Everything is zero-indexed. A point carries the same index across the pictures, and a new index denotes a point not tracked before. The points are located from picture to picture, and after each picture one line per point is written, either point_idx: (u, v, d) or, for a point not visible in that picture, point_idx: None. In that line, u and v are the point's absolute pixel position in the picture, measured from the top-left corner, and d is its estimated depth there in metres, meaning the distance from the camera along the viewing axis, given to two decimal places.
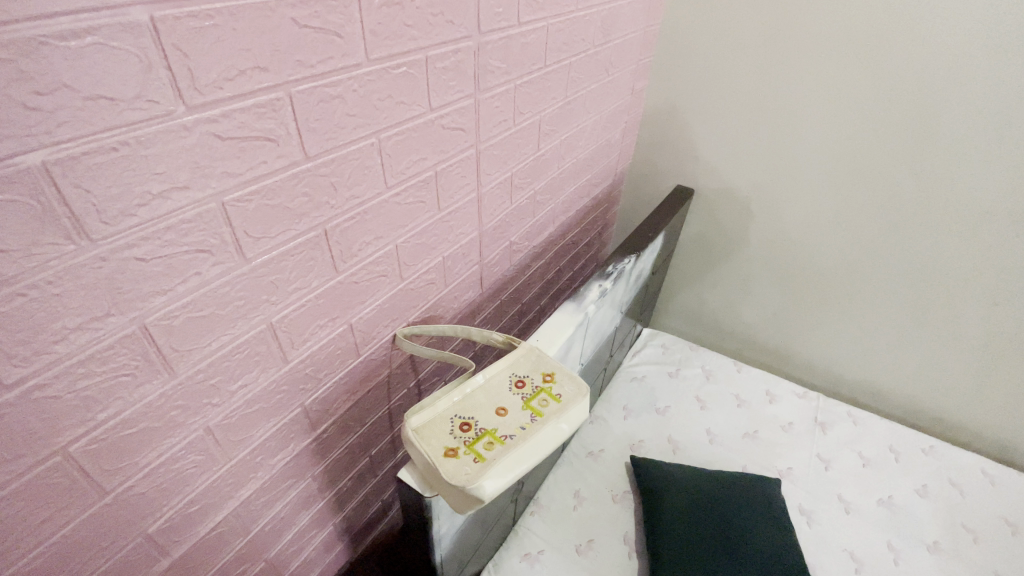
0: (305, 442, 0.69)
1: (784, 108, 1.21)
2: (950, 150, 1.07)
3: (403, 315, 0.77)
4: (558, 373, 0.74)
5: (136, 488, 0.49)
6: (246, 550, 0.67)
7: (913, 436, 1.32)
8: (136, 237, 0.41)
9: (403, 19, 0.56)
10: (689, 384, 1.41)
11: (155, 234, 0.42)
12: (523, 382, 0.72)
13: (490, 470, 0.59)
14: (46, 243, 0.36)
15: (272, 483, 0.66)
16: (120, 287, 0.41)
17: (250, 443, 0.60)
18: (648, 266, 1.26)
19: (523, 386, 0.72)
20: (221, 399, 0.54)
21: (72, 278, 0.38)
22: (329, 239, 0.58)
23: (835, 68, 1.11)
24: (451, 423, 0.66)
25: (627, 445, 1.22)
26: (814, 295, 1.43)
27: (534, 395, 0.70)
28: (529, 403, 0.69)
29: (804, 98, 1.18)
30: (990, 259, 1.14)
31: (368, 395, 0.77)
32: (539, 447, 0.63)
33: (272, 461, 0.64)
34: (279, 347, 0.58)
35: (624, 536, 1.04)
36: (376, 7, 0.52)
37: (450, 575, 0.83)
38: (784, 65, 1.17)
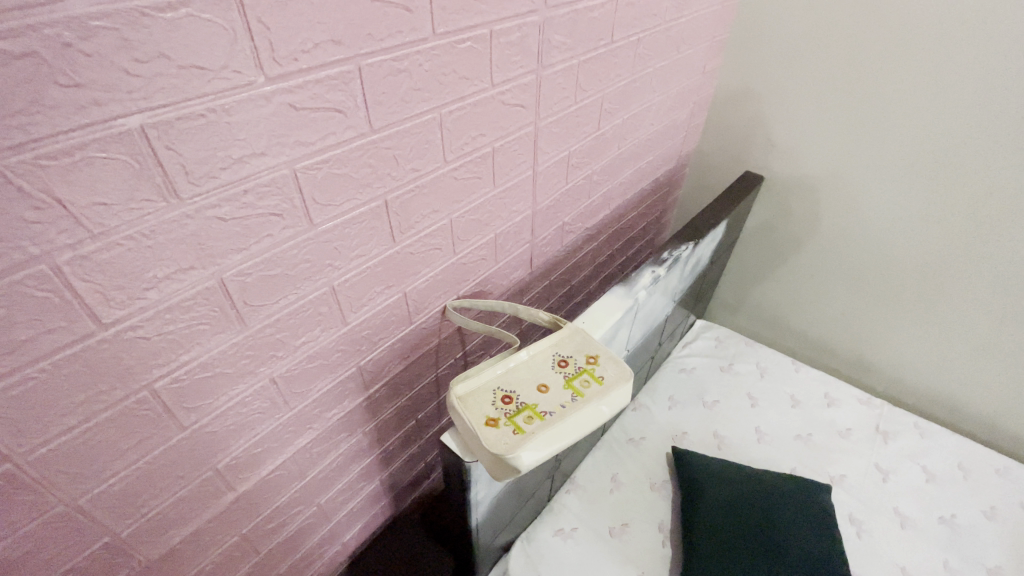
0: (357, 400, 0.73)
1: (871, 93, 1.12)
2: None
3: (454, 288, 0.79)
4: (603, 356, 0.74)
5: (210, 426, 0.54)
6: (301, 494, 0.73)
7: (989, 454, 1.22)
8: (218, 198, 0.44)
9: None
10: (741, 379, 1.36)
11: (234, 196, 0.45)
12: (566, 361, 0.73)
13: (528, 442, 0.60)
14: (142, 200, 0.40)
15: (326, 435, 0.71)
16: (203, 243, 0.45)
17: (309, 397, 0.64)
18: (707, 254, 1.21)
19: (566, 365, 0.72)
20: (286, 353, 0.58)
21: (162, 233, 0.42)
22: (389, 210, 0.61)
23: (931, 49, 1.01)
24: (494, 395, 0.68)
25: (670, 435, 1.20)
26: (889, 298, 1.33)
27: (577, 375, 0.71)
28: (571, 382, 0.69)
29: (895, 84, 1.08)
30: None
31: (418, 362, 0.81)
32: (578, 427, 0.64)
33: (327, 414, 0.69)
34: (339, 310, 0.61)
35: (659, 524, 1.03)
36: None
37: (484, 539, 0.87)
38: (872, 45, 1.08)
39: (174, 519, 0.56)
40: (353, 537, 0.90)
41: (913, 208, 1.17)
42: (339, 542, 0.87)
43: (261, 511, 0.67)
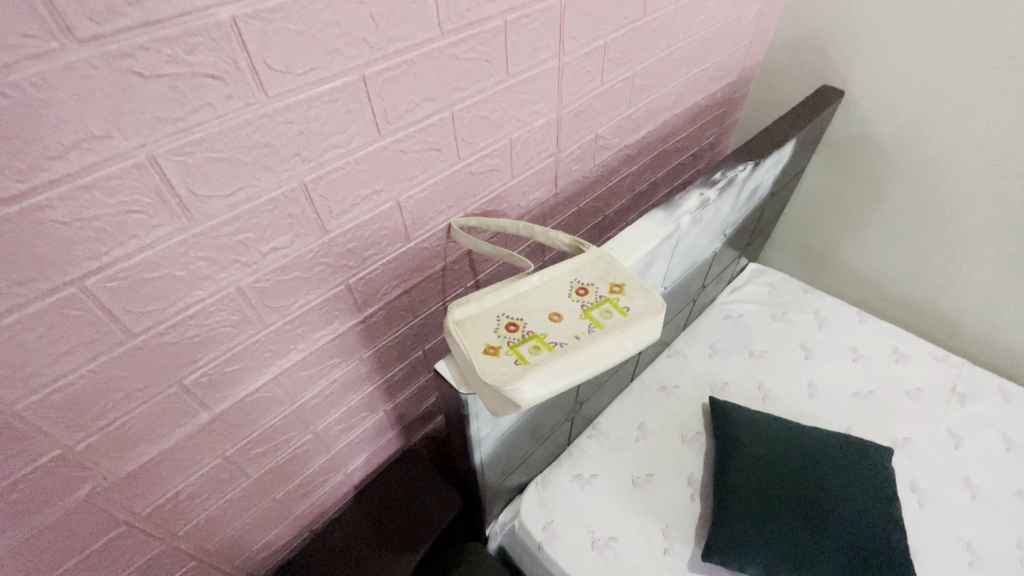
0: (350, 323, 0.65)
1: None
2: None
3: (461, 203, 0.68)
4: (630, 285, 0.61)
5: (166, 335, 0.48)
6: (292, 421, 0.67)
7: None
8: (130, 45, 0.35)
9: None
10: (795, 329, 1.21)
11: (153, 46, 0.36)
12: (586, 289, 0.61)
13: (532, 374, 0.51)
14: (22, 35, 0.31)
15: (316, 359, 0.64)
16: (119, 105, 0.37)
17: (289, 313, 0.57)
18: (767, 182, 1.03)
19: (585, 293, 0.61)
20: (253, 259, 0.50)
21: (59, 85, 0.34)
22: (370, 90, 0.50)
23: None
24: (498, 321, 0.58)
25: (707, 385, 1.09)
26: (983, 248, 1.12)
27: (596, 305, 0.59)
28: (589, 312, 0.58)
29: None
30: None
31: (420, 286, 0.72)
32: (595, 361, 0.54)
33: (315, 335, 0.62)
34: (315, 213, 0.53)
35: (688, 477, 0.94)
36: None
37: (491, 479, 0.80)
38: None
39: (140, 435, 0.51)
40: (359, 468, 0.86)
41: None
42: (342, 472, 0.83)
43: (246, 434, 0.62)
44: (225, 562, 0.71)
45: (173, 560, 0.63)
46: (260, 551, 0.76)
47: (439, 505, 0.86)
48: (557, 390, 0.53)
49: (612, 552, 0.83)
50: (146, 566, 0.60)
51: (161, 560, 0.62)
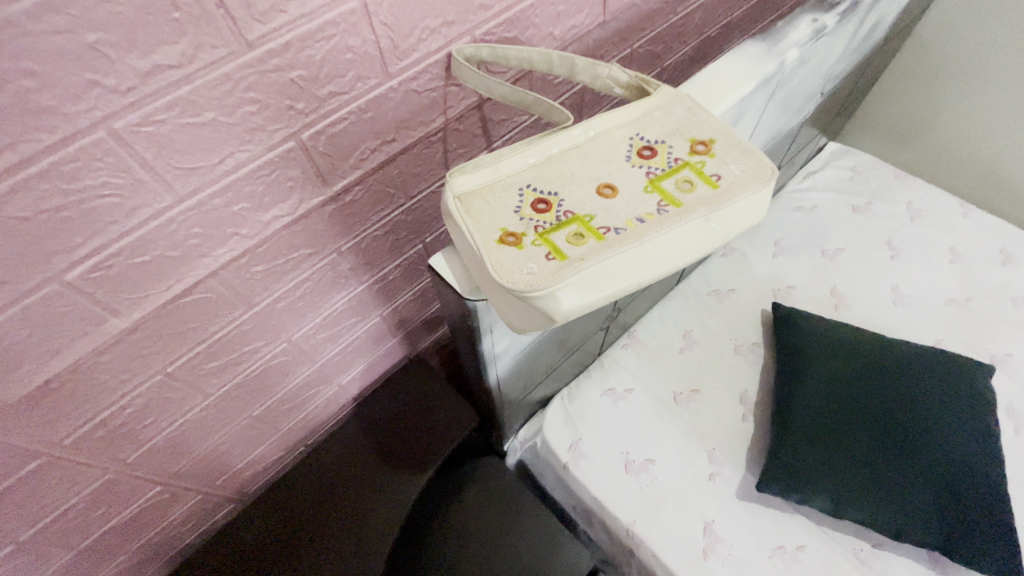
0: (317, 203, 0.47)
1: None
2: None
3: (466, 21, 0.46)
4: (721, 142, 0.41)
5: (6, 206, 0.31)
6: (258, 332, 0.52)
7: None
8: None
9: None
10: (880, 224, 0.99)
11: None
12: (654, 148, 0.41)
13: (573, 271, 0.33)
14: None
15: (274, 251, 0.47)
16: None
17: (217, 180, 0.39)
18: (888, 17, 0.76)
19: (652, 155, 0.40)
20: (126, 84, 0.31)
21: None
22: None
23: None
24: (522, 196, 0.39)
25: (769, 289, 0.91)
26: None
27: (670, 172, 0.39)
28: (659, 183, 0.39)
29: None
30: None
31: (414, 153, 0.52)
32: (665, 255, 0.36)
33: (264, 217, 0.44)
34: (222, 8, 0.32)
35: (741, 394, 0.79)
36: None
37: (509, 396, 0.66)
38: None
39: (19, 351, 0.37)
40: (357, 378, 0.74)
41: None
42: (336, 384, 0.70)
43: (192, 346, 0.47)
44: (205, 483, 0.62)
45: (130, 485, 0.53)
46: (245, 470, 0.66)
47: (449, 423, 0.74)
48: (606, 296, 0.35)
49: (648, 476, 0.71)
50: (93, 496, 0.50)
51: (113, 486, 0.51)
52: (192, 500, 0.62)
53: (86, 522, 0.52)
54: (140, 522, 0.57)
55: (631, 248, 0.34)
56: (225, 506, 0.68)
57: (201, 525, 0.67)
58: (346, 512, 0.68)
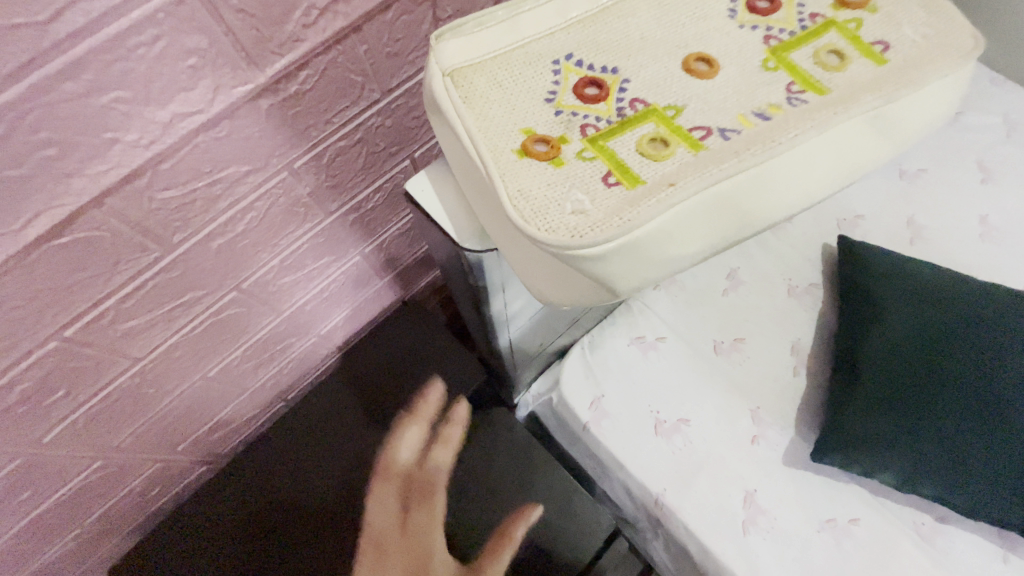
0: (240, 94, 0.32)
1: None
2: None
3: None
4: (885, 17, 0.31)
5: None
6: (192, 281, 0.39)
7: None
8: None
9: None
10: (974, 138, 0.81)
11: None
12: (785, 9, 0.32)
13: (663, 200, 0.26)
14: None
15: (190, 168, 0.33)
16: None
17: (61, 37, 0.25)
18: None
19: (782, 17, 0.31)
20: None
21: None
22: None
23: None
24: (559, 74, 0.31)
25: (833, 219, 0.75)
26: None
27: (805, 43, 0.30)
28: (788, 57, 0.30)
29: None
30: None
31: (378, 27, 0.37)
32: (800, 169, 0.28)
33: (160, 115, 0.30)
34: None
35: (793, 343, 0.67)
36: None
37: (523, 351, 0.55)
38: None
39: None
40: (341, 327, 0.61)
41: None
42: (314, 335, 0.58)
43: (94, 302, 0.35)
44: (162, 451, 0.52)
45: (58, 466, 0.43)
46: (213, 433, 0.56)
47: (451, 378, 0.63)
48: (712, 228, 0.29)
49: (682, 438, 0.62)
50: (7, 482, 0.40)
51: (34, 470, 0.41)
52: (149, 469, 0.53)
53: (7, 507, 0.42)
54: (86, 498, 0.49)
55: (748, 166, 0.27)
56: (194, 469, 0.59)
57: (171, 489, 0.59)
58: (332, 480, 0.59)
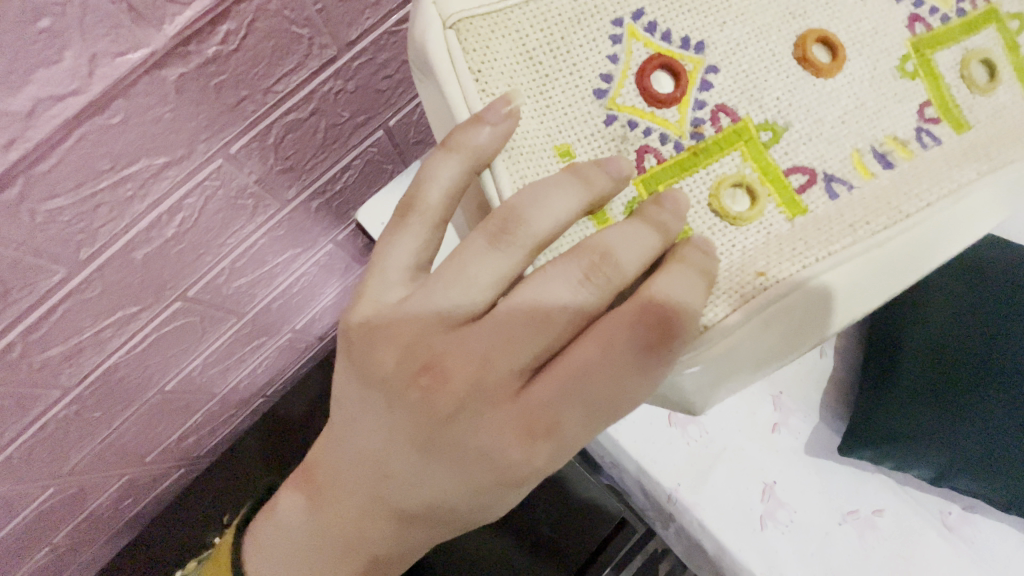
0: (134, 91, 0.29)
1: None
2: None
3: None
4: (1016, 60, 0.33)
5: None
6: (126, 299, 0.39)
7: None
8: None
9: None
10: None
11: None
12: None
13: (753, 293, 0.29)
14: None
15: (83, 183, 0.31)
16: None
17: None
18: None
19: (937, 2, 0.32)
20: None
21: None
22: None
23: None
24: (622, 42, 0.29)
25: None
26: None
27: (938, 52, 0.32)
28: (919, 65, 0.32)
29: None
30: None
31: (303, 17, 0.34)
32: (899, 261, 0.31)
33: (31, 131, 0.26)
34: None
35: None
36: None
37: None
38: None
39: None
40: (317, 319, 0.63)
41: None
42: (288, 331, 0.60)
43: (6, 318, 0.33)
44: (127, 467, 0.55)
45: (18, 477, 0.42)
46: (182, 439, 0.59)
47: None
48: (839, 313, 0.31)
49: (697, 430, 0.57)
50: None
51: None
52: (118, 483, 0.55)
53: None
54: (59, 499, 0.49)
55: (860, 242, 0.29)
56: (170, 474, 0.64)
57: (151, 491, 0.64)
58: None
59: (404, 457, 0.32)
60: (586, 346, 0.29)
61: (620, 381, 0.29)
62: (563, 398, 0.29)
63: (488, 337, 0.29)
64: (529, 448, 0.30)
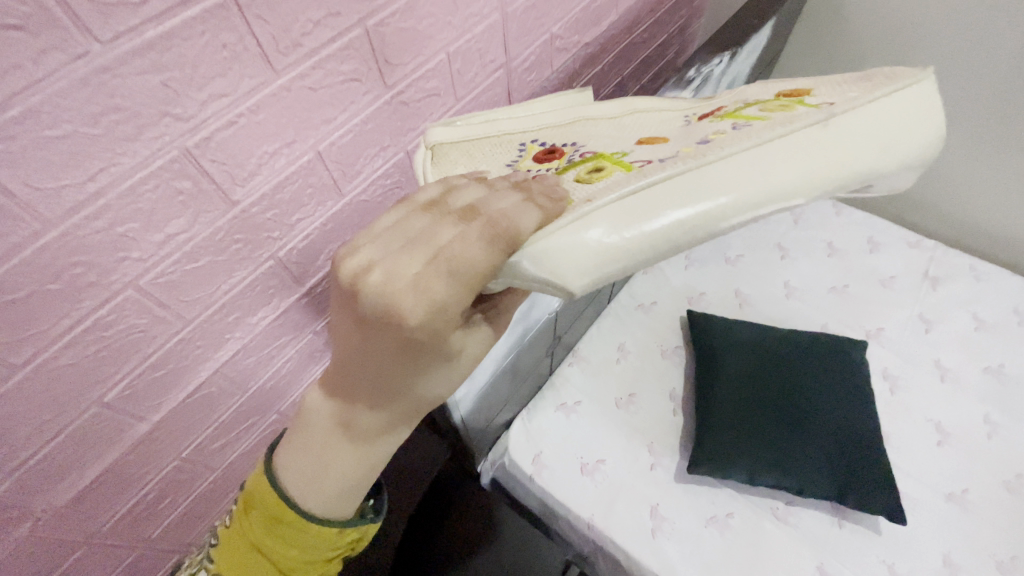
0: (293, 298, 0.58)
1: None
2: None
3: (398, 142, 0.58)
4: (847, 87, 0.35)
5: (63, 357, 0.40)
6: (252, 408, 0.62)
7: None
8: None
9: None
10: (773, 230, 1.15)
11: None
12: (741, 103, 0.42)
13: (573, 209, 0.28)
14: None
15: (260, 344, 0.57)
16: None
17: (194, 316, 0.48)
18: (740, 72, 0.96)
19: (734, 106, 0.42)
20: (145, 252, 0.41)
21: None
22: (245, 10, 0.37)
23: None
24: (525, 149, 0.44)
25: (685, 299, 1.06)
26: (999, 121, 1.02)
27: (748, 106, 0.39)
28: (732, 113, 0.38)
29: None
30: None
31: None
32: (748, 165, 0.28)
33: (253, 318, 0.54)
34: (215, 184, 0.43)
35: (670, 392, 0.95)
36: None
37: (471, 426, 0.81)
38: None
39: (74, 462, 0.46)
40: None
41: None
42: None
43: (205, 431, 0.57)
44: None
45: (161, 547, 0.62)
46: None
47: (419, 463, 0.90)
48: (670, 218, 0.27)
49: (600, 475, 0.86)
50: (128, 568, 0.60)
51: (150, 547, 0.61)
52: None
53: None
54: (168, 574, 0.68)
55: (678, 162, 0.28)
56: None
57: None
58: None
59: (351, 334, 0.33)
60: (459, 242, 0.28)
61: (479, 263, 0.27)
62: (431, 286, 0.28)
63: (396, 247, 0.30)
64: (415, 307, 0.29)
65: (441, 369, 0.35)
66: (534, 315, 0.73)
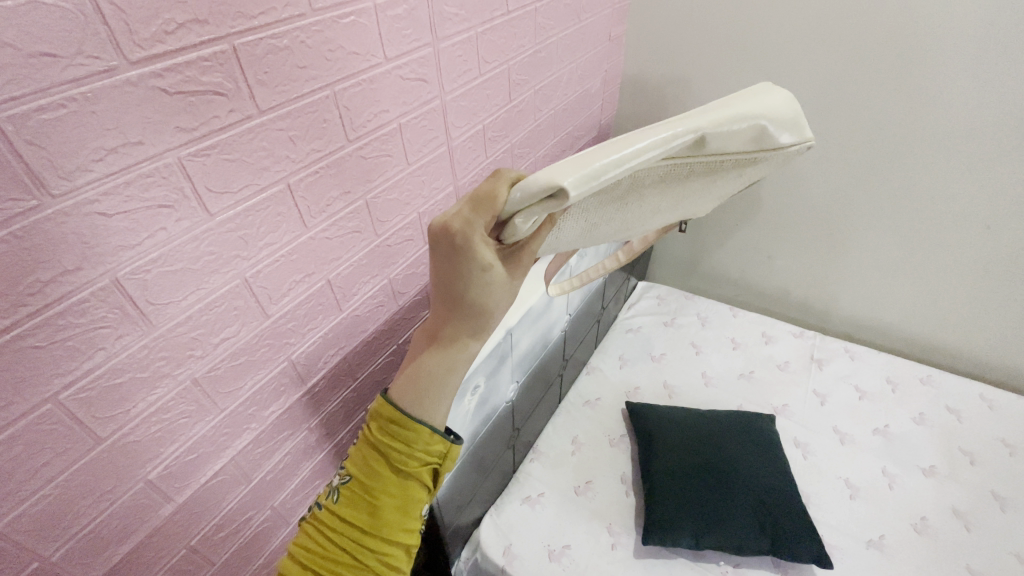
0: (297, 395, 0.72)
1: (764, 57, 1.20)
2: (920, 86, 1.06)
3: (382, 273, 0.78)
4: None
5: (132, 435, 0.52)
6: (251, 498, 0.71)
7: (945, 393, 1.26)
8: (67, 205, 0.41)
9: (295, 62, 0.54)
10: (686, 331, 1.40)
11: (82, 204, 0.42)
12: None
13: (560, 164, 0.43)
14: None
15: (268, 435, 0.69)
16: (40, 258, 0.41)
17: (225, 407, 0.62)
18: None
19: None
20: (205, 351, 0.57)
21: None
22: (294, 194, 0.60)
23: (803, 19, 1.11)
24: None
25: (624, 393, 1.24)
26: (830, 237, 1.38)
27: None
28: None
29: (778, 45, 1.17)
30: (962, 185, 1.14)
31: (355, 355, 0.80)
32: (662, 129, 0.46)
33: (265, 412, 0.67)
34: (257, 302, 0.61)
35: (621, 476, 1.07)
36: (259, 52, 0.51)
37: (448, 517, 0.88)
38: (764, 30, 1.17)
39: (112, 536, 0.54)
40: None
41: (907, 134, 1.13)
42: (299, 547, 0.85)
43: (212, 518, 0.66)
44: None
45: None
46: None
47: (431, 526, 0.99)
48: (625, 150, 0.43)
49: (568, 559, 0.93)
50: None
51: None
52: None
53: None
54: None
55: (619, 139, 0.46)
56: None
57: None
58: None
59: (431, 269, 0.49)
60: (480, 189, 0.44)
61: (493, 193, 0.43)
62: (461, 209, 0.45)
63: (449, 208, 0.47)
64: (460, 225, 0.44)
65: (483, 280, 0.47)
66: (489, 402, 0.86)
